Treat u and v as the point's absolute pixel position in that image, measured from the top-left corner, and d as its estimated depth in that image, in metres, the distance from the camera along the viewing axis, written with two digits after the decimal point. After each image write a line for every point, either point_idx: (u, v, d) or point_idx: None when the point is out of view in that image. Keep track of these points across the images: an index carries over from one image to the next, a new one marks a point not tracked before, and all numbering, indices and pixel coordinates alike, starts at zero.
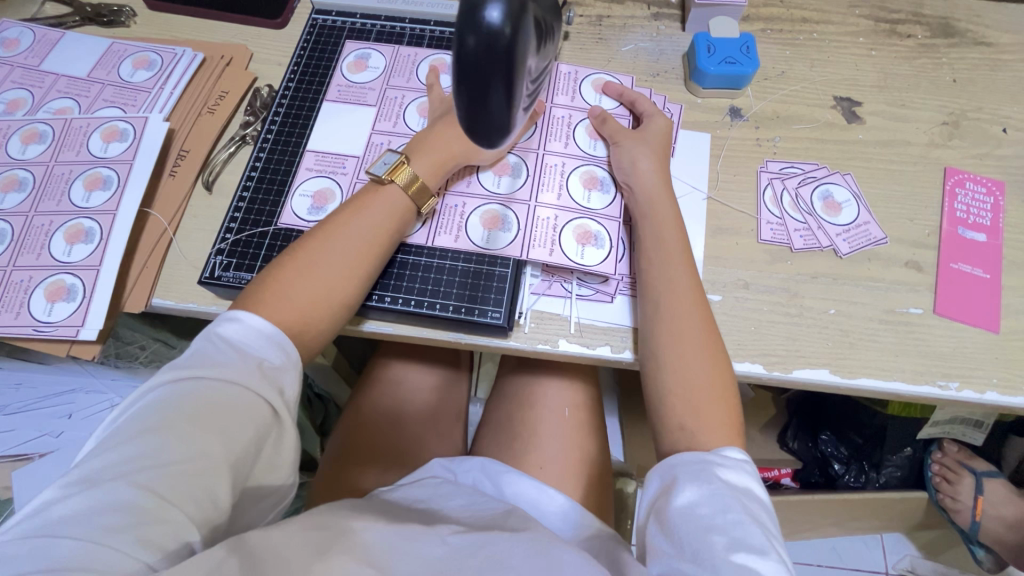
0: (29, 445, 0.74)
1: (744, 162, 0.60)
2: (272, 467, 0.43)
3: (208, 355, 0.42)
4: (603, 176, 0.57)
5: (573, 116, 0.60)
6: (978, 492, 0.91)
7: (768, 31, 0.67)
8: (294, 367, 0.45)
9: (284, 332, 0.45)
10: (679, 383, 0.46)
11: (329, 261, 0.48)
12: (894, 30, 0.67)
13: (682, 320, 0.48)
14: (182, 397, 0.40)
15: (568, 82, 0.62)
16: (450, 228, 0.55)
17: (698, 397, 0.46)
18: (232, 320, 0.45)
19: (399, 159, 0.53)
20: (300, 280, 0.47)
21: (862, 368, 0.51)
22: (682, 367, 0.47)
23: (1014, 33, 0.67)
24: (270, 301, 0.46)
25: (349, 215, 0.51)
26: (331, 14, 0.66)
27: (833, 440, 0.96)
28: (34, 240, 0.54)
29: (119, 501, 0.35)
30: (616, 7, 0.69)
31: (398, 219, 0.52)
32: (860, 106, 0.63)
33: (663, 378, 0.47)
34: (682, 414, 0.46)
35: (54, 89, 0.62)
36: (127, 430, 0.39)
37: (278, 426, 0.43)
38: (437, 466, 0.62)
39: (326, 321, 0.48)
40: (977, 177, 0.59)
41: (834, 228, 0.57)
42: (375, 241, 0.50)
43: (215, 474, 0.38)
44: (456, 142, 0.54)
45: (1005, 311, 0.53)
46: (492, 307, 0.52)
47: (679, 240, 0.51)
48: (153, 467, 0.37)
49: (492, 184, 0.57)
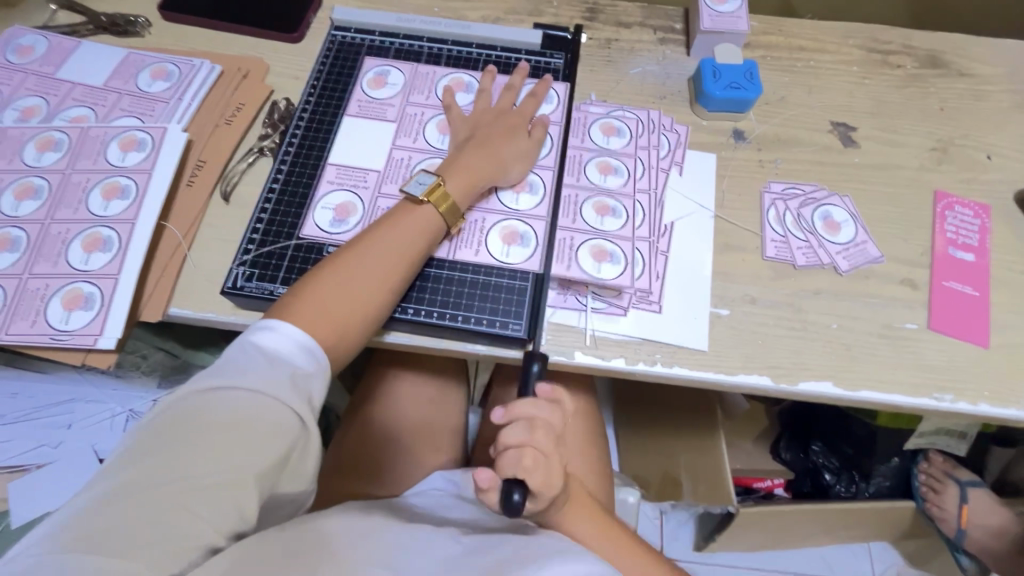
0: (28, 455, 0.72)
1: (748, 182, 0.63)
2: (296, 477, 0.43)
3: (241, 365, 0.42)
4: (615, 204, 0.59)
5: (584, 147, 0.62)
6: (961, 501, 0.95)
7: (768, 58, 0.71)
8: (323, 379, 0.45)
9: (316, 343, 0.45)
10: (604, 540, 0.57)
11: (362, 274, 0.49)
12: (885, 60, 0.71)
13: (576, 513, 0.57)
14: (212, 406, 0.40)
15: (580, 126, 0.64)
16: (471, 242, 0.56)
17: (615, 546, 0.57)
18: (269, 329, 0.45)
19: (435, 180, 0.54)
20: (334, 292, 0.48)
21: (864, 381, 0.54)
22: (597, 538, 0.57)
23: (995, 65, 0.71)
24: (302, 311, 0.47)
25: (379, 230, 0.52)
26: (350, 30, 0.68)
27: (823, 451, 0.99)
28: (51, 248, 0.54)
29: (152, 510, 0.36)
30: (624, 31, 0.71)
31: (427, 236, 0.53)
32: (856, 131, 0.66)
33: (582, 525, 0.57)
34: (609, 552, 0.57)
35: (70, 97, 0.62)
36: (157, 436, 0.39)
37: (305, 437, 0.42)
38: (439, 478, 0.64)
39: (355, 333, 0.49)
40: (965, 201, 0.63)
41: (833, 246, 0.59)
42: (406, 255, 0.51)
43: (243, 486, 0.38)
44: (481, 163, 0.56)
45: (993, 327, 0.57)
46: (513, 319, 0.54)
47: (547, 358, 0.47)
48: (185, 477, 0.37)
49: (512, 201, 0.58)
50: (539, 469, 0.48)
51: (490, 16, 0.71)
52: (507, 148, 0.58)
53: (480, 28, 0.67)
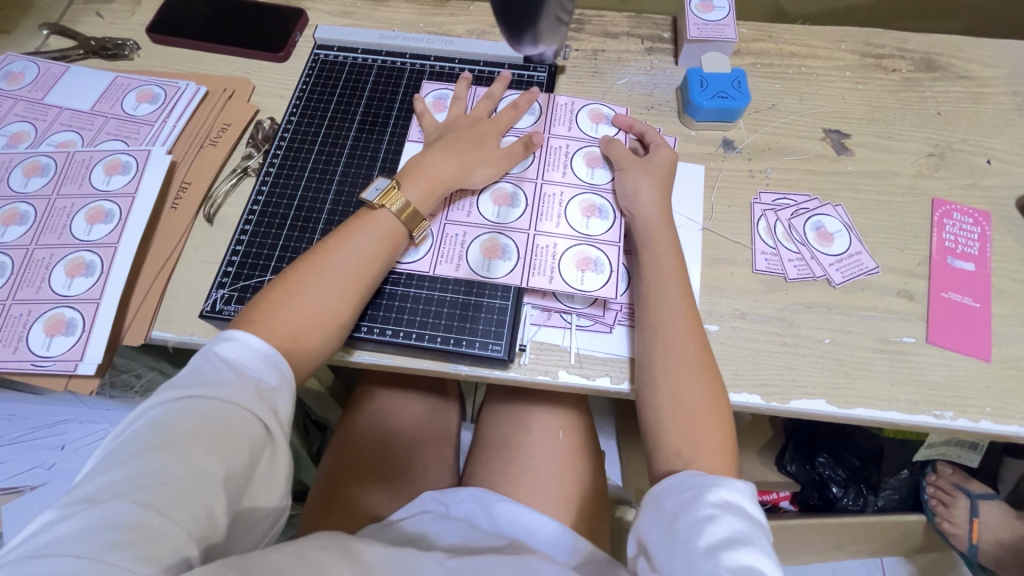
0: (20, 477, 0.72)
1: (738, 193, 0.61)
2: (266, 488, 0.42)
3: (202, 376, 0.42)
4: (602, 204, 0.58)
5: (570, 146, 0.61)
6: (972, 515, 0.92)
7: (758, 65, 0.69)
8: (290, 387, 0.45)
9: (278, 352, 0.45)
10: (678, 414, 0.47)
11: (320, 280, 0.49)
12: (879, 64, 0.70)
13: (679, 345, 0.49)
14: (178, 415, 0.40)
15: (566, 113, 0.63)
16: (544, 269, 0.54)
17: (689, 427, 0.47)
18: (226, 339, 0.44)
19: (391, 184, 0.54)
20: (293, 299, 0.47)
21: (859, 399, 0.52)
22: (678, 408, 0.47)
23: (995, 67, 0.69)
24: (261, 322, 0.46)
25: (340, 236, 0.51)
26: (333, 49, 0.68)
27: (830, 462, 0.95)
28: (35, 273, 0.54)
29: (115, 520, 0.34)
30: (611, 42, 0.70)
31: (389, 238, 0.52)
32: (849, 138, 0.65)
33: (661, 408, 0.48)
34: (679, 441, 0.46)
35: (57, 122, 0.63)
36: (120, 452, 0.38)
37: (270, 443, 0.42)
38: (429, 498, 0.62)
39: (317, 337, 0.48)
40: (964, 208, 0.61)
41: (826, 258, 0.58)
42: (365, 261, 0.51)
43: (210, 493, 0.37)
44: (445, 166, 0.55)
45: (995, 340, 0.54)
46: (494, 339, 0.53)
47: (674, 266, 0.52)
48: (153, 485, 0.36)
49: (582, 222, 0.56)
50: (659, 186, 0.56)
51: (475, 30, 0.71)
52: (475, 153, 0.57)
53: (463, 43, 0.67)
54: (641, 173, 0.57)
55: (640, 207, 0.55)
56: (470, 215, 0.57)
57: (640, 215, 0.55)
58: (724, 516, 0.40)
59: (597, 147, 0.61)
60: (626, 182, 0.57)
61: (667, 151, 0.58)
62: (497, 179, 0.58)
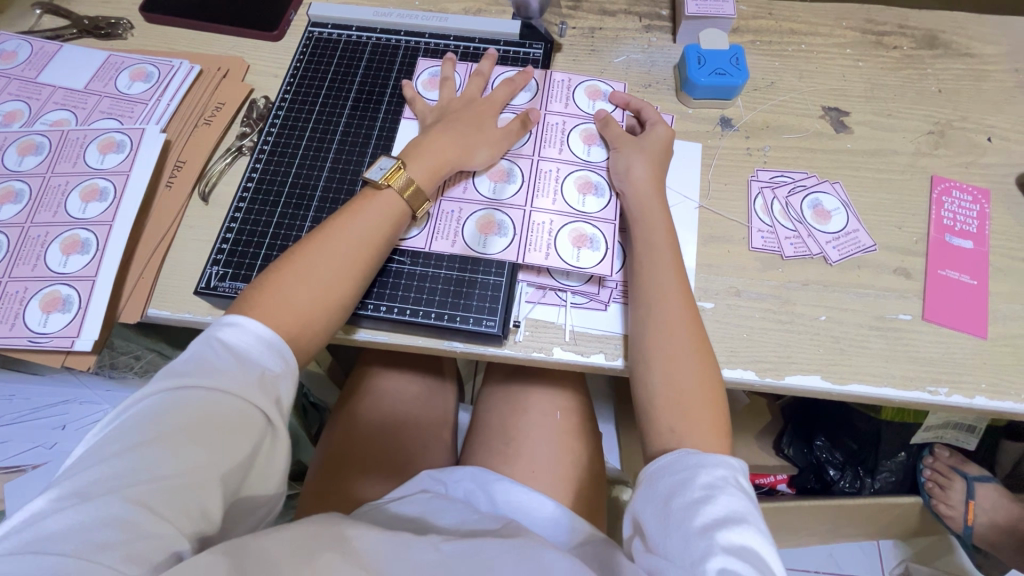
0: (24, 456, 0.75)
1: (735, 171, 0.61)
2: (263, 477, 0.42)
3: (204, 363, 0.41)
4: (598, 181, 0.57)
5: (566, 123, 0.60)
6: (969, 497, 0.92)
7: (757, 42, 0.69)
8: (291, 375, 0.45)
9: (281, 338, 0.45)
10: (673, 390, 0.47)
11: (325, 263, 0.48)
12: (881, 41, 0.69)
13: (670, 322, 0.49)
14: (179, 404, 0.40)
15: (562, 91, 0.62)
16: (540, 245, 0.54)
17: (683, 406, 0.46)
18: (231, 325, 0.44)
19: (395, 164, 0.54)
20: (297, 282, 0.47)
21: (854, 375, 0.52)
22: (670, 385, 0.47)
23: (998, 44, 0.68)
24: (263, 300, 0.46)
25: (345, 219, 0.51)
26: (327, 26, 0.67)
27: (827, 446, 0.96)
28: (30, 251, 0.54)
29: (113, 512, 0.35)
30: (608, 19, 0.70)
31: (393, 221, 0.52)
32: (848, 116, 0.64)
33: (653, 385, 0.48)
34: (673, 417, 0.46)
35: (51, 100, 0.63)
36: (121, 438, 0.38)
37: (271, 433, 0.42)
38: (427, 478, 0.62)
39: (322, 322, 0.48)
40: (964, 186, 0.60)
41: (823, 236, 0.57)
42: (369, 245, 0.50)
43: (206, 485, 0.38)
44: (442, 145, 0.55)
45: (992, 317, 0.54)
46: (487, 316, 0.53)
47: (668, 244, 0.52)
48: (151, 477, 0.37)
49: (577, 199, 0.56)
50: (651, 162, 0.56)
51: (471, 8, 0.70)
52: (475, 135, 0.57)
53: (458, 20, 0.66)
54: (633, 149, 0.56)
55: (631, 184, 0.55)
56: (466, 191, 0.57)
57: (631, 194, 0.54)
58: (717, 496, 0.40)
59: (593, 124, 0.60)
60: (619, 161, 0.56)
61: (663, 128, 0.58)
62: (498, 158, 0.58)
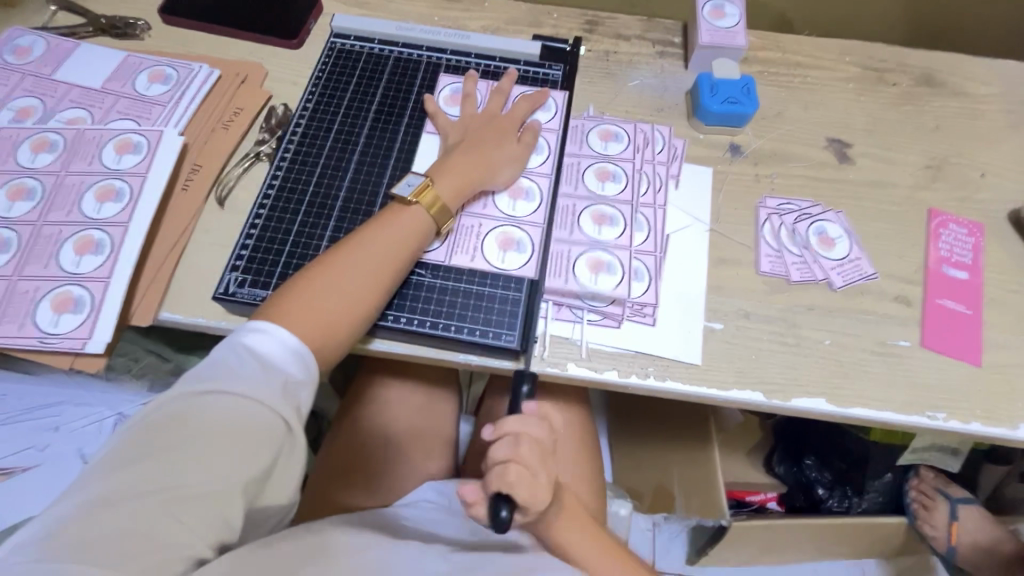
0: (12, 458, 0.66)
1: (745, 196, 0.63)
2: (280, 488, 0.42)
3: (228, 370, 0.41)
4: (612, 214, 0.59)
5: (581, 162, 0.62)
6: (952, 518, 0.95)
7: (765, 73, 0.71)
8: (312, 384, 0.44)
9: (307, 348, 0.45)
10: None
11: (354, 276, 0.49)
12: (881, 77, 0.72)
13: (586, 554, 0.54)
14: (199, 411, 0.39)
15: (576, 132, 0.64)
16: (560, 271, 0.56)
17: None
18: (257, 332, 0.44)
19: (423, 181, 0.54)
20: (325, 293, 0.47)
21: (857, 399, 0.54)
22: None
23: (990, 85, 0.72)
24: (289, 310, 0.46)
25: (373, 230, 0.51)
26: (350, 37, 0.68)
27: (816, 465, 0.98)
28: (42, 249, 0.54)
29: (134, 522, 0.35)
30: (623, 44, 0.72)
31: (418, 236, 0.53)
32: (851, 148, 0.67)
33: None
34: None
35: (66, 98, 0.62)
36: (141, 443, 0.38)
37: (291, 443, 0.41)
38: (430, 489, 0.62)
39: (347, 333, 0.48)
40: (959, 219, 0.63)
41: (828, 262, 0.60)
42: (395, 259, 0.51)
43: (227, 495, 0.38)
44: (467, 162, 0.56)
45: (985, 345, 0.57)
46: (506, 330, 0.53)
47: (570, 517, 0.55)
48: (170, 487, 0.37)
49: (593, 230, 0.58)
50: (525, 481, 0.48)
51: (490, 26, 0.71)
52: (497, 153, 0.58)
53: (479, 38, 0.68)
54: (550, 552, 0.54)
55: (518, 486, 0.48)
56: (486, 207, 0.58)
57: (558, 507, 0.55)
58: None
59: (607, 164, 0.62)
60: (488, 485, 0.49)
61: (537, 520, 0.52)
62: (518, 175, 0.60)
